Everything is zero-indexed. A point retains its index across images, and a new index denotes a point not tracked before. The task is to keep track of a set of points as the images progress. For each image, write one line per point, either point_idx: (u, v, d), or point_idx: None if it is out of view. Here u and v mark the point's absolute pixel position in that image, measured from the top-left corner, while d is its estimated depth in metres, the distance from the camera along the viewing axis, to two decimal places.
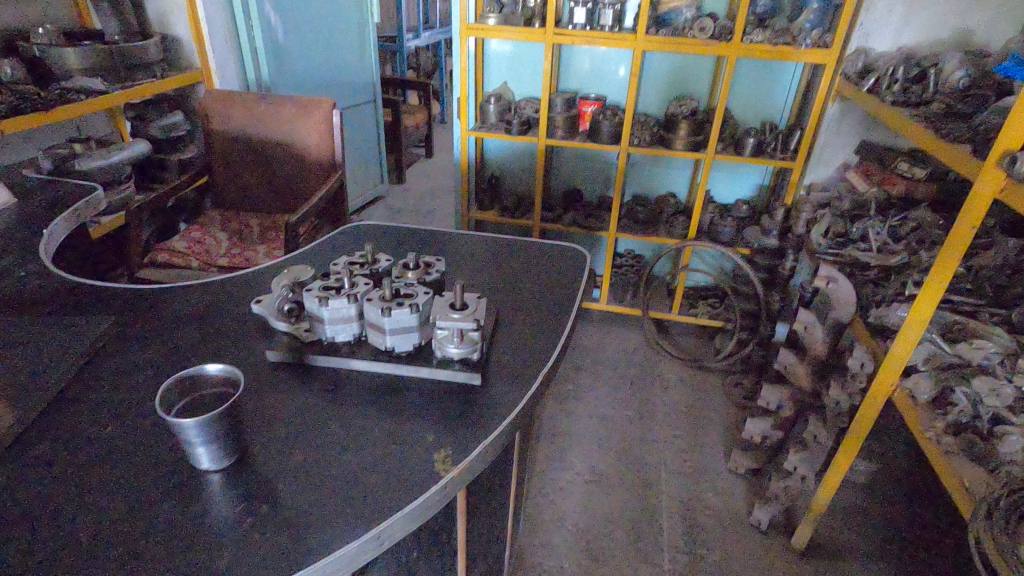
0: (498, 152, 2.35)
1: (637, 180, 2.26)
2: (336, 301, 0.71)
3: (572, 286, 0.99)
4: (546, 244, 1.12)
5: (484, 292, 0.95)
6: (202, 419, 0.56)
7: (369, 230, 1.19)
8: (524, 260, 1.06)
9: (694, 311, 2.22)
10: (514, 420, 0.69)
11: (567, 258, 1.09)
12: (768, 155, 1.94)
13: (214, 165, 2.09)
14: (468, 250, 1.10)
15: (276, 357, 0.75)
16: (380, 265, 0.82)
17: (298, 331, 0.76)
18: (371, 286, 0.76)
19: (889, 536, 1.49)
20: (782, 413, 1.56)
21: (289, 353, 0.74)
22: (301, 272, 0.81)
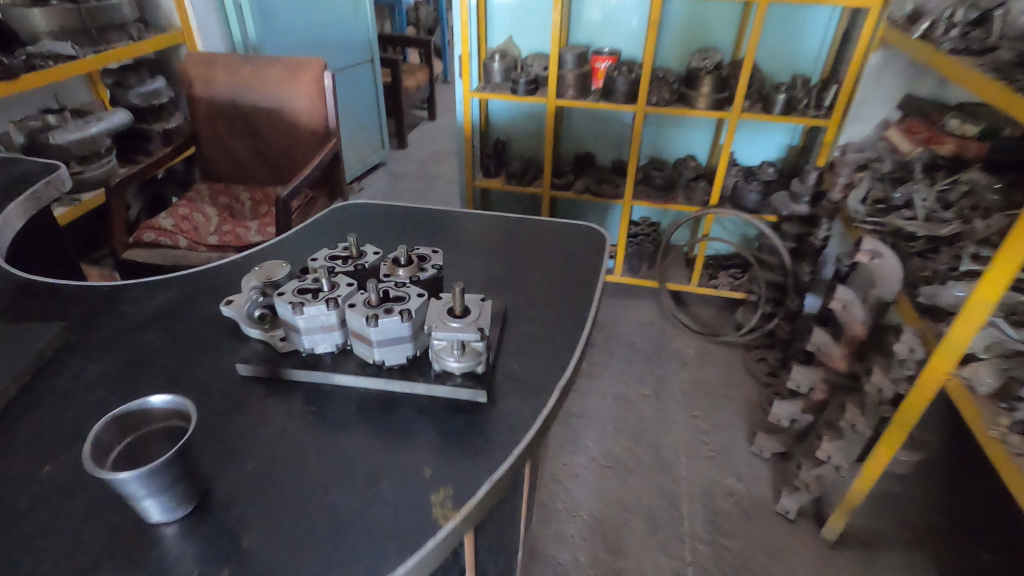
0: (504, 115, 2.19)
1: (654, 142, 2.10)
2: (311, 307, 0.60)
3: (590, 272, 0.87)
4: (559, 223, 1.00)
5: (489, 283, 0.83)
6: (144, 468, 0.46)
7: (361, 210, 1.07)
8: (535, 242, 0.94)
9: (715, 282, 2.08)
10: (527, 448, 0.58)
11: (584, 239, 0.96)
12: (799, 113, 1.77)
13: (200, 134, 1.96)
14: (471, 232, 0.98)
15: (249, 371, 0.65)
16: (366, 260, 0.70)
17: (272, 340, 0.65)
18: (354, 287, 0.64)
19: (926, 525, 1.40)
20: (814, 396, 1.45)
21: (262, 367, 0.64)
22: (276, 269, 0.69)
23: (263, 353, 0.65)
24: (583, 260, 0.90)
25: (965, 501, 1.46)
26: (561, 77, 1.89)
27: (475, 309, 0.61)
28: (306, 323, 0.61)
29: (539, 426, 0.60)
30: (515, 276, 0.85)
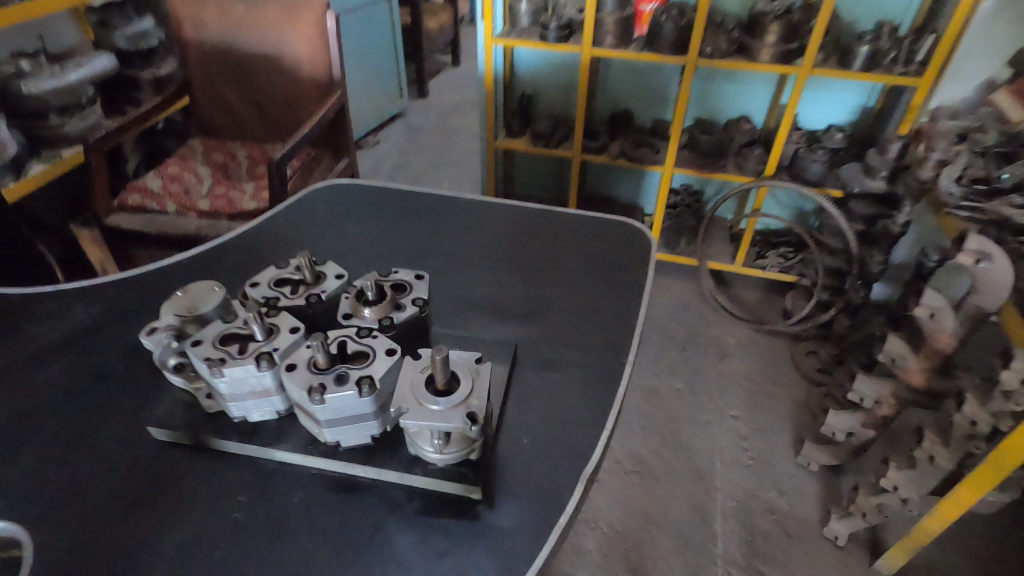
0: (531, 64, 1.93)
1: (703, 100, 1.83)
2: (240, 373, 0.49)
3: (627, 296, 0.73)
4: (591, 226, 0.86)
5: (508, 314, 0.71)
6: None
7: (360, 202, 0.93)
8: (565, 253, 0.81)
9: (762, 262, 1.85)
10: None
11: (620, 246, 0.83)
12: (884, 69, 1.48)
13: (193, 84, 1.76)
14: (489, 240, 0.84)
15: (164, 435, 0.54)
16: (325, 292, 0.61)
17: (197, 396, 0.54)
18: (299, 338, 0.54)
19: (997, 560, 1.22)
20: (878, 411, 1.25)
21: (183, 434, 0.53)
22: (202, 300, 0.57)
23: (182, 412, 0.55)
24: (614, 276, 0.77)
25: None
26: (599, 22, 1.62)
27: (464, 381, 0.49)
28: (233, 388, 0.51)
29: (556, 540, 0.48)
30: (535, 294, 0.74)
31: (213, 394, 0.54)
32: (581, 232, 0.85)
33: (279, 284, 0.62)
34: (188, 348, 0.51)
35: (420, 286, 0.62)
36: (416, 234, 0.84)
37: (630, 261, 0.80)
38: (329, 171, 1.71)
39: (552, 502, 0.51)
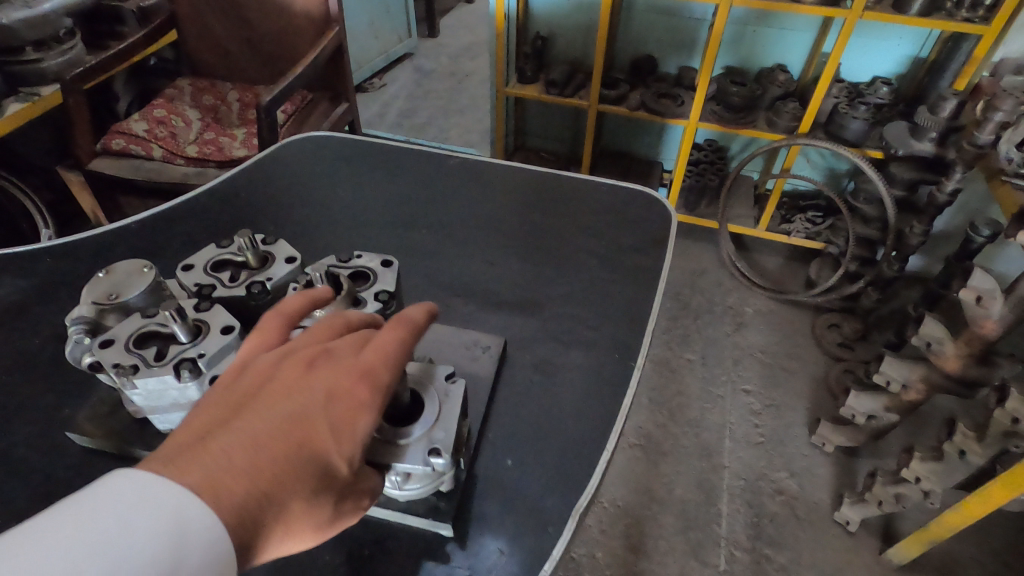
0: (547, 3, 1.76)
1: (735, 47, 1.66)
2: (149, 386, 0.43)
3: (635, 284, 0.69)
4: (602, 198, 0.81)
5: (511, 306, 0.67)
6: None
7: (359, 161, 0.86)
8: (572, 237, 0.75)
9: (788, 226, 1.73)
10: None
11: (630, 226, 0.76)
12: (945, 15, 1.31)
13: (180, 17, 1.63)
14: (489, 213, 0.78)
15: (87, 442, 0.52)
16: (273, 279, 0.53)
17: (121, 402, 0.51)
18: (224, 341, 0.46)
19: (1016, 552, 1.17)
20: (904, 397, 1.16)
21: (104, 443, 0.51)
22: (123, 286, 0.50)
23: (101, 420, 0.52)
24: (624, 258, 0.72)
25: None
26: None
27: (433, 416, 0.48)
28: (148, 398, 0.45)
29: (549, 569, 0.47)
30: (539, 277, 0.70)
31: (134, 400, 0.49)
32: (589, 207, 0.79)
33: (217, 268, 0.55)
34: (95, 350, 0.44)
35: (387, 277, 0.54)
36: (413, 199, 0.80)
37: (646, 242, 0.75)
38: (326, 117, 1.59)
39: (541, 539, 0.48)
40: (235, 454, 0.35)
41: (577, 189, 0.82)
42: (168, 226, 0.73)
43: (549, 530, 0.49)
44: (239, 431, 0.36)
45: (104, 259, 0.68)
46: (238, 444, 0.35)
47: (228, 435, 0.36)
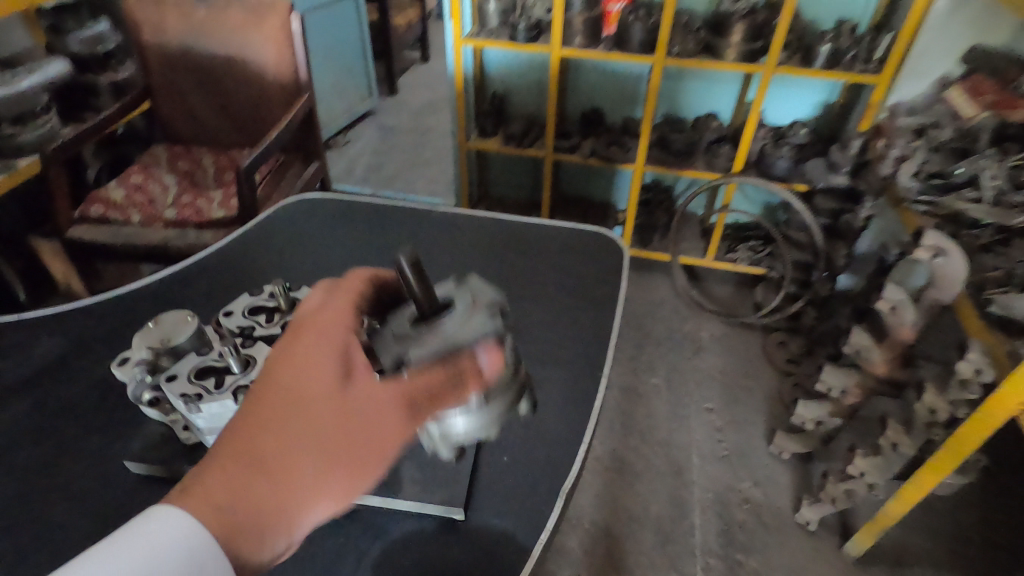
0: (501, 65, 1.93)
1: (672, 99, 1.86)
2: (214, 409, 0.51)
3: (596, 310, 0.80)
4: (565, 238, 0.93)
5: None
6: None
7: (344, 217, 0.95)
8: (540, 272, 0.86)
9: (733, 255, 1.89)
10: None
11: (589, 261, 0.88)
12: (844, 68, 1.52)
13: (154, 89, 1.71)
14: (467, 257, 0.89)
15: (142, 470, 0.58)
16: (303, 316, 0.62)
17: (173, 429, 0.57)
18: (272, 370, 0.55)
19: (959, 538, 1.28)
20: (844, 401, 1.29)
21: (157, 468, 0.57)
22: (174, 330, 0.58)
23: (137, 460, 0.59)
24: (588, 288, 0.83)
25: (1006, 509, 1.33)
26: (568, 22, 1.62)
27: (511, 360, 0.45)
28: (209, 422, 0.53)
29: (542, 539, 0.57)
30: (515, 310, 0.80)
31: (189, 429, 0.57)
32: (554, 248, 0.91)
33: (254, 312, 0.63)
34: (163, 383, 0.52)
35: None
36: (398, 249, 0.90)
37: (605, 274, 0.86)
38: (300, 176, 1.68)
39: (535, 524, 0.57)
40: (217, 463, 0.42)
41: (541, 231, 0.94)
42: (178, 283, 0.80)
43: (542, 511, 0.59)
44: (220, 442, 0.43)
45: (119, 316, 0.74)
46: (218, 453, 0.42)
47: (212, 451, 0.43)
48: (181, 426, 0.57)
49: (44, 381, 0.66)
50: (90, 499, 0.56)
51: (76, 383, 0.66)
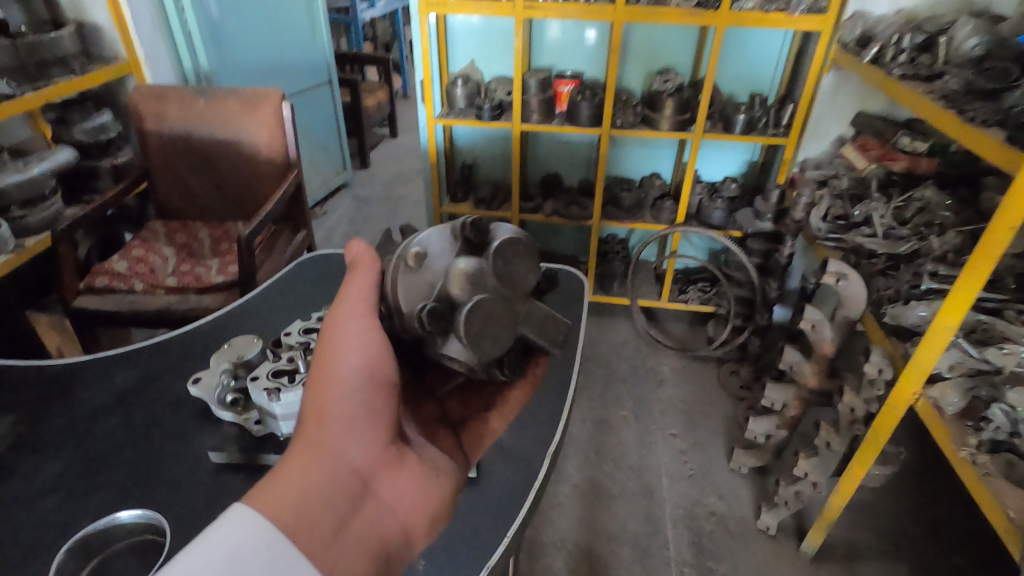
0: (469, 139, 2.17)
1: (620, 163, 2.13)
2: (289, 395, 0.66)
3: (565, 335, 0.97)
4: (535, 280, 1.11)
5: None
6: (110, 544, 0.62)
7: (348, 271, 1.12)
8: None
9: (685, 296, 2.11)
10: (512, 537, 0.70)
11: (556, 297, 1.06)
12: (759, 132, 1.80)
13: (153, 171, 1.88)
14: None
15: (221, 459, 0.68)
16: None
17: (246, 425, 0.69)
18: None
19: (899, 531, 1.44)
20: (787, 413, 1.48)
21: (236, 456, 0.67)
22: (244, 350, 0.77)
23: None
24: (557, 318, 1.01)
25: (935, 504, 1.51)
26: (526, 102, 1.89)
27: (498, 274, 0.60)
28: (283, 409, 0.68)
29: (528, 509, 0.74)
30: None
31: (262, 420, 0.69)
32: None
33: (309, 330, 0.79)
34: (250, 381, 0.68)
35: None
36: None
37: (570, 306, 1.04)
38: (290, 243, 1.84)
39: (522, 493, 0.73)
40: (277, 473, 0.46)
41: None
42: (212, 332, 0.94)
43: (529, 488, 0.76)
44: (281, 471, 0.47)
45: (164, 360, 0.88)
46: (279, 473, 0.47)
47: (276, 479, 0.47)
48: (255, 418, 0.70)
49: (131, 402, 0.76)
50: (179, 486, 0.65)
51: (157, 402, 0.76)
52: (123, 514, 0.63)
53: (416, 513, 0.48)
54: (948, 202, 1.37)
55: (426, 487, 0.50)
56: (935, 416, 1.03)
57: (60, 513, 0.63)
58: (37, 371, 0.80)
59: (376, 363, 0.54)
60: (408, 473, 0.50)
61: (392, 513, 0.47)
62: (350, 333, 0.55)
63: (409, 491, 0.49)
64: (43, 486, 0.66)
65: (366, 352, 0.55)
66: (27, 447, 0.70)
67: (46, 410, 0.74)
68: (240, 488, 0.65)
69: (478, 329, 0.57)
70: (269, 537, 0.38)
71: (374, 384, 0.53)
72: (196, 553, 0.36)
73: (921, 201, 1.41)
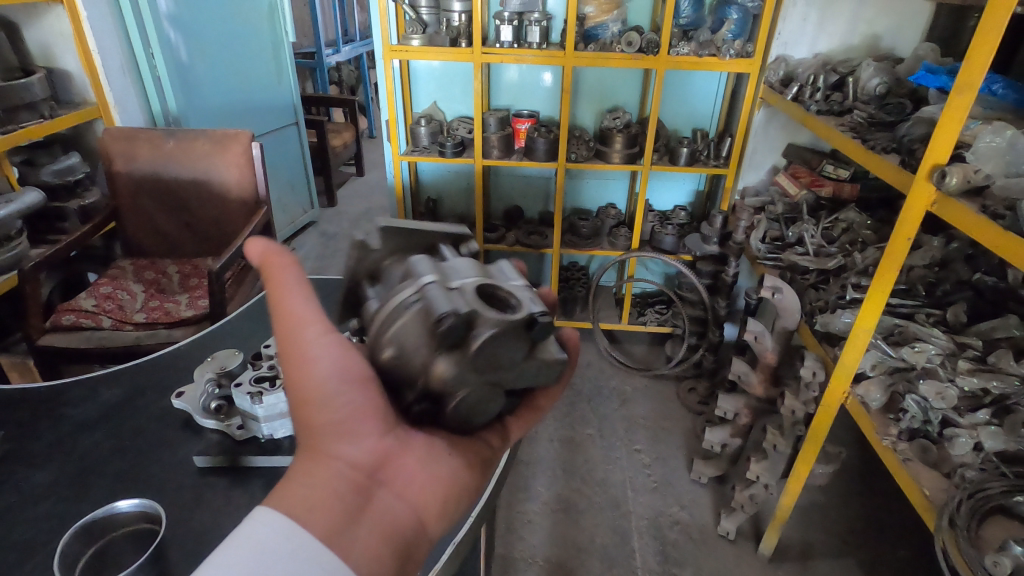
0: (433, 174, 2.27)
1: (577, 194, 2.27)
2: (269, 397, 0.78)
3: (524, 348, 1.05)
4: None
5: None
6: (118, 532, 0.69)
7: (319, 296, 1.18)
8: None
9: (643, 318, 2.23)
10: (481, 516, 0.76)
11: None
12: (702, 163, 1.96)
13: (121, 210, 1.91)
14: None
15: (206, 462, 0.77)
16: None
17: (229, 430, 0.80)
18: None
19: (849, 529, 1.53)
20: (739, 421, 1.58)
21: (221, 459, 0.77)
22: (227, 362, 0.89)
23: (181, 480, 0.76)
24: None
25: (879, 502, 1.62)
26: (486, 139, 2.00)
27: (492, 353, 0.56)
28: (265, 412, 0.79)
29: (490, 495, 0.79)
30: None
31: (244, 425, 0.80)
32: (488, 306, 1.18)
33: None
34: (233, 388, 0.79)
35: None
36: None
37: None
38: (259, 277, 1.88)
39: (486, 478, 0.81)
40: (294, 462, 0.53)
41: None
42: (190, 356, 1.00)
43: (495, 472, 0.83)
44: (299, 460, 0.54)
45: (145, 384, 0.92)
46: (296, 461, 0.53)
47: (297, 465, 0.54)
48: (237, 424, 0.80)
49: (116, 416, 0.87)
50: (165, 486, 0.75)
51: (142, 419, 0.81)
52: (122, 504, 0.70)
53: (424, 498, 0.53)
54: (868, 222, 1.52)
55: (433, 469, 0.54)
56: (862, 411, 1.14)
57: (52, 516, 0.71)
58: (26, 395, 0.91)
59: (344, 360, 0.53)
60: (413, 459, 0.54)
61: (405, 502, 0.52)
62: (308, 339, 0.53)
63: (417, 475, 0.53)
64: (36, 491, 0.75)
65: (333, 348, 0.54)
66: (19, 458, 0.80)
67: (35, 424, 0.85)
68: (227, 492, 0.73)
69: (475, 363, 0.54)
70: (293, 538, 0.45)
71: (352, 377, 0.53)
72: (230, 550, 0.45)
73: (846, 222, 1.56)
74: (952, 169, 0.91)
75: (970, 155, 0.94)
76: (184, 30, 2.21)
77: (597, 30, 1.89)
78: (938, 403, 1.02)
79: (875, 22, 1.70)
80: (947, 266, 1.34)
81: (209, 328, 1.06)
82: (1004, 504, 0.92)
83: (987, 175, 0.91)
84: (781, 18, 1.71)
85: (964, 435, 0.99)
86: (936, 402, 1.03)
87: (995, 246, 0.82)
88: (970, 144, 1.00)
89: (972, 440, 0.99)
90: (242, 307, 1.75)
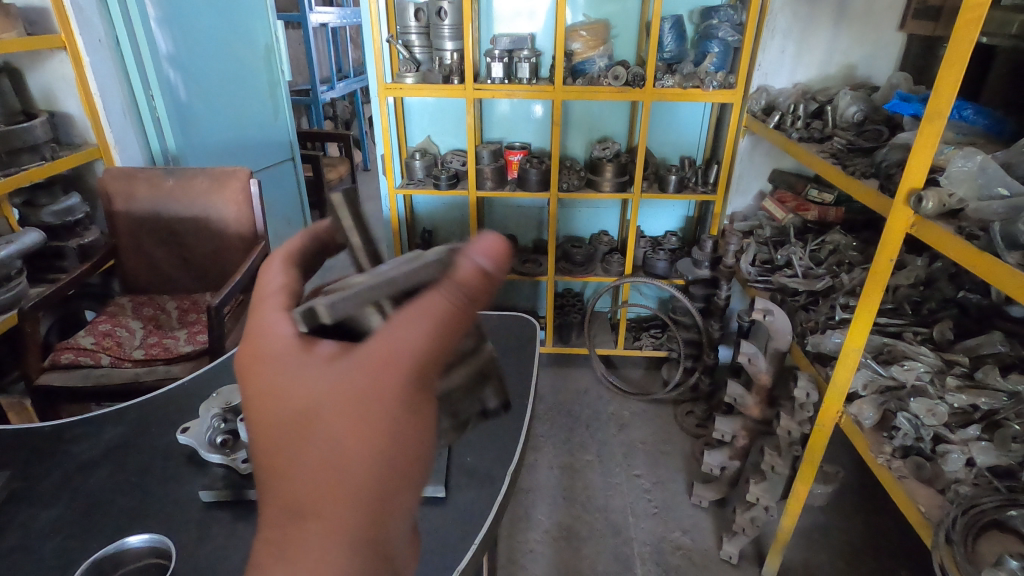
0: (428, 206, 2.32)
1: (569, 222, 2.32)
2: None
3: (521, 381, 1.07)
4: (494, 327, 1.25)
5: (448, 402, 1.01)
6: (130, 550, 0.73)
7: None
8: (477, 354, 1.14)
9: (639, 343, 2.26)
10: (483, 543, 0.77)
11: (522, 347, 1.18)
12: (691, 190, 2.00)
13: (120, 248, 1.93)
14: None
15: (211, 497, 0.78)
16: None
17: (234, 464, 0.82)
18: None
19: (852, 549, 1.53)
20: (737, 443, 1.59)
21: (226, 493, 0.78)
22: (232, 397, 0.91)
23: (185, 516, 0.77)
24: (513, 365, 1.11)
25: (878, 521, 1.62)
26: (480, 171, 2.04)
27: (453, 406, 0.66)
28: None
29: (493, 519, 0.80)
30: None
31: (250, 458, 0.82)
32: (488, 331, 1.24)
33: None
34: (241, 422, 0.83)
35: None
36: None
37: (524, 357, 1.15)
38: None
39: (489, 504, 0.82)
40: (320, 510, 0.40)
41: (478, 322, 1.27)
42: (194, 393, 1.01)
43: (496, 497, 0.83)
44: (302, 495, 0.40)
45: (151, 422, 0.94)
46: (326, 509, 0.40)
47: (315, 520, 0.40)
48: (242, 457, 0.82)
49: (121, 453, 0.88)
50: (172, 520, 0.76)
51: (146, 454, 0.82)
52: (133, 539, 0.73)
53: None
54: (854, 245, 1.56)
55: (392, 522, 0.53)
56: (856, 429, 1.16)
57: (58, 557, 0.72)
58: (32, 434, 0.92)
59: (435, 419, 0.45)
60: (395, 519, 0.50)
61: None
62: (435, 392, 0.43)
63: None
64: (44, 528, 0.75)
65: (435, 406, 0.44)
66: (24, 497, 0.80)
67: (40, 462, 0.86)
68: (229, 529, 0.75)
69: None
70: None
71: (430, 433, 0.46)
72: None
73: (832, 244, 1.60)
74: (928, 193, 0.95)
75: (943, 179, 0.98)
76: (183, 71, 2.27)
77: (585, 65, 1.96)
78: (929, 419, 1.05)
79: (850, 52, 1.77)
80: (931, 284, 1.38)
81: (212, 363, 1.07)
82: (998, 519, 0.92)
83: (960, 198, 0.95)
84: (761, 51, 1.78)
85: (957, 451, 1.00)
86: (927, 419, 1.05)
87: (976, 267, 0.85)
88: (943, 167, 1.04)
89: (965, 455, 1.00)
90: (240, 340, 1.76)
